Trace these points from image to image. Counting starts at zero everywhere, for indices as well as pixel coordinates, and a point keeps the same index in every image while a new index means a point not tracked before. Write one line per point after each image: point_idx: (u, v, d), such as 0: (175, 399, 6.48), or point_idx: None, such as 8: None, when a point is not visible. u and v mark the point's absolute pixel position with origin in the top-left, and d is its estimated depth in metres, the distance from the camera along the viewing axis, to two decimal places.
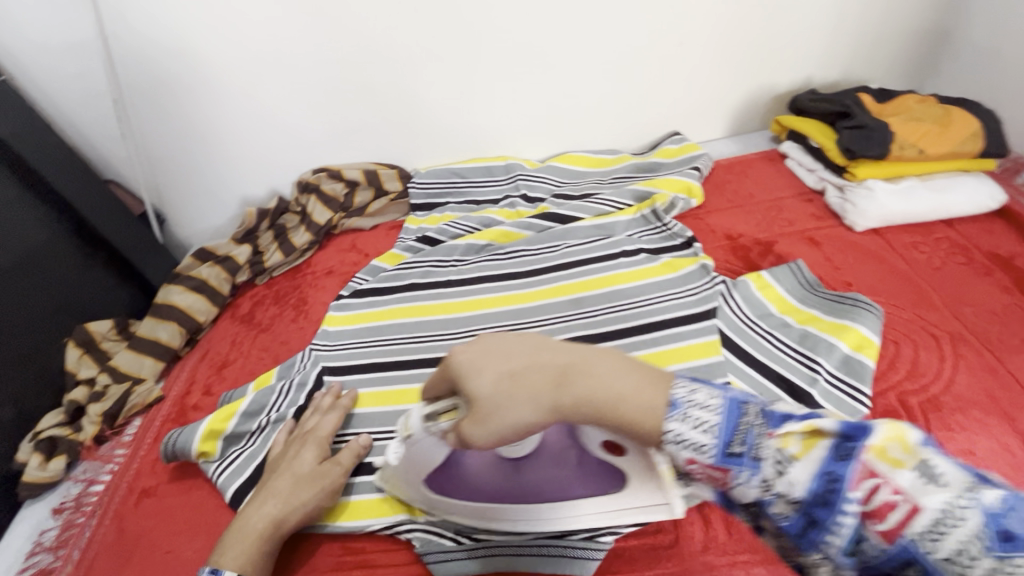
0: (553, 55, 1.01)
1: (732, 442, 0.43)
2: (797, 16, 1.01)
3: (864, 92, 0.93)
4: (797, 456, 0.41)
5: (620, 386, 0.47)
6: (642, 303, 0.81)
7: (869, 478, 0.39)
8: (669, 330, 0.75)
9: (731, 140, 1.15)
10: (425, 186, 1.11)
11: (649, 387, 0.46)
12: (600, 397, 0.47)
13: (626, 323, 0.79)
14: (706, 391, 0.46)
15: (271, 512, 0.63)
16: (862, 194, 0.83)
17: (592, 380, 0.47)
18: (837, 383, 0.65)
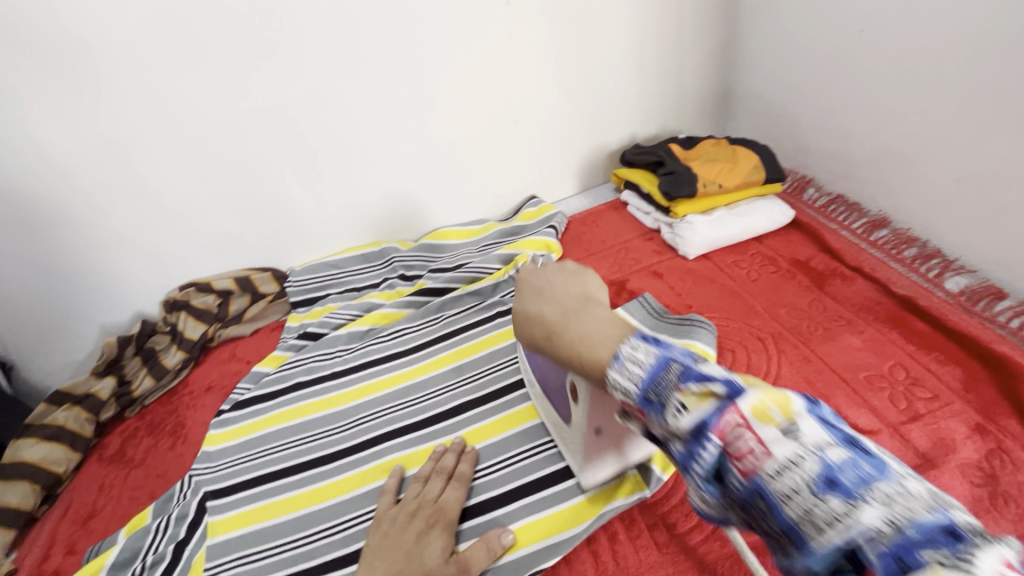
0: (404, 146, 1.10)
1: (674, 408, 0.41)
2: (609, 87, 1.18)
3: (673, 142, 1.10)
4: (693, 409, 0.39)
5: (601, 334, 0.50)
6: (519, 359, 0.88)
7: (810, 465, 0.34)
8: None
9: (582, 196, 1.28)
10: (302, 283, 1.12)
11: (613, 343, 0.49)
12: (585, 344, 0.51)
13: (507, 380, 0.86)
14: (646, 348, 0.46)
15: None
16: (686, 228, 0.96)
17: (586, 330, 0.52)
18: None
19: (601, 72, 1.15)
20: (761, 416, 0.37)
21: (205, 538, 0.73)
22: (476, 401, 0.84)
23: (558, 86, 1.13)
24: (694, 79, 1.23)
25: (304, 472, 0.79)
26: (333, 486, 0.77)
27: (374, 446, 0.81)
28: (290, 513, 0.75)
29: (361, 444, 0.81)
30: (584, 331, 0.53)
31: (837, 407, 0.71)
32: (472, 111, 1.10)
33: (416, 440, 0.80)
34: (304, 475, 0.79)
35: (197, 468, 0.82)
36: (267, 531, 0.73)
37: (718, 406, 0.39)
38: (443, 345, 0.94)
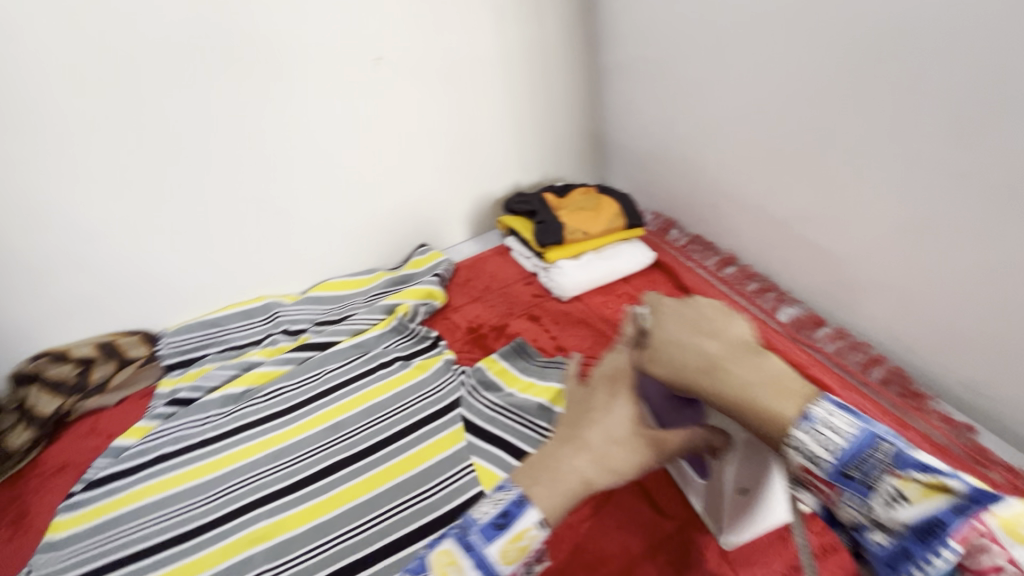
0: (282, 200, 1.10)
1: (849, 465, 0.45)
2: (489, 139, 1.24)
3: (548, 190, 1.17)
4: (914, 501, 0.42)
5: (775, 373, 0.52)
6: (396, 411, 0.88)
7: (982, 538, 0.40)
8: (422, 429, 0.84)
9: (472, 242, 1.32)
10: (176, 344, 1.07)
11: (783, 398, 0.49)
12: (758, 384, 0.51)
13: (385, 433, 0.85)
14: (844, 417, 0.46)
15: (587, 471, 0.55)
16: (556, 272, 1.02)
17: (762, 384, 0.51)
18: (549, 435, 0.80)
19: (477, 126, 1.21)
20: (1010, 530, 0.40)
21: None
22: (350, 459, 0.82)
23: (435, 140, 1.18)
24: (567, 130, 1.33)
25: (157, 554, 0.74)
26: (189, 565, 0.73)
27: (236, 517, 0.77)
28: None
29: (224, 517, 0.77)
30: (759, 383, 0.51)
31: None
32: (350, 165, 1.12)
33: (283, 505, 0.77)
34: (158, 557, 0.74)
35: (36, 562, 0.75)
36: None
37: (883, 468, 0.44)
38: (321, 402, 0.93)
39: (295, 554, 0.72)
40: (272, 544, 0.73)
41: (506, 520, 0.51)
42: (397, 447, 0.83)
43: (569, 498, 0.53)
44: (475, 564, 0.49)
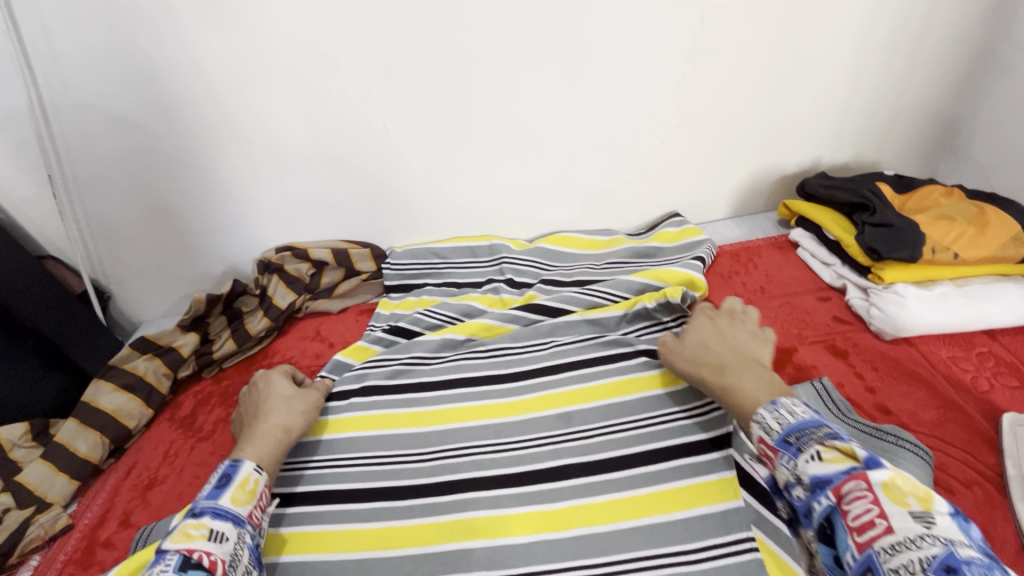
0: (543, 134, 0.94)
1: (792, 434, 0.51)
2: (807, 97, 0.94)
3: (882, 180, 0.85)
4: (827, 461, 0.47)
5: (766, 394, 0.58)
6: (637, 425, 0.72)
7: (864, 498, 0.43)
8: (670, 462, 0.68)
9: (734, 222, 1.07)
10: (401, 266, 1.01)
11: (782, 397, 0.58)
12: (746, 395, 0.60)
13: (626, 448, 0.70)
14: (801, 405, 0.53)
15: (280, 424, 0.67)
16: (891, 300, 0.73)
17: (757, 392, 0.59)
18: None
19: (802, 77, 0.92)
20: (923, 501, 0.42)
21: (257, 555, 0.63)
22: (585, 469, 0.68)
23: (741, 87, 0.92)
24: (919, 101, 0.96)
25: (373, 502, 0.68)
26: (406, 530, 0.64)
27: (456, 492, 0.68)
28: (351, 553, 0.63)
29: (445, 485, 0.68)
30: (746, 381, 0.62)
31: None
32: (632, 104, 0.92)
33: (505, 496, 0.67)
34: (371, 506, 0.67)
35: None
36: (319, 571, 0.62)
37: (814, 439, 0.49)
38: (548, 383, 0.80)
39: (519, 568, 0.60)
40: (491, 543, 0.62)
41: (225, 479, 0.58)
42: (638, 471, 0.67)
43: (272, 454, 0.64)
44: (209, 516, 0.53)
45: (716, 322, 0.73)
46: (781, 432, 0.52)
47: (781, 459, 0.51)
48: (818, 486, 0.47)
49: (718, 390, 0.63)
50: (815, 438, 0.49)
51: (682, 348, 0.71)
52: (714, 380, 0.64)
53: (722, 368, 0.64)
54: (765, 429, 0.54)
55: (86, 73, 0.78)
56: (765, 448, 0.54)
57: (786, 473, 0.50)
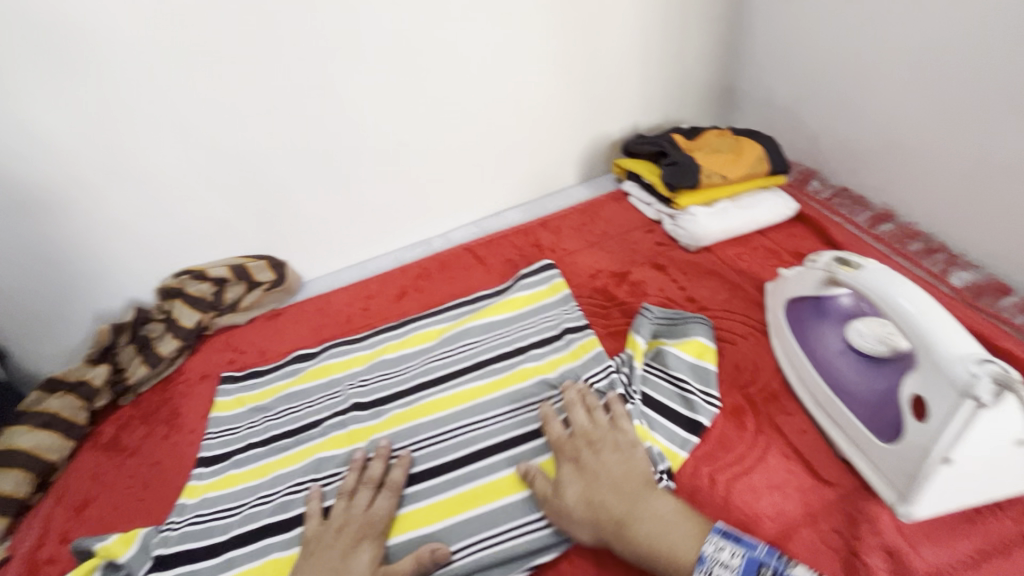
0: (406, 135, 1.08)
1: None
2: (613, 76, 1.15)
3: (677, 132, 1.08)
4: None
5: (672, 534, 0.55)
6: (515, 337, 0.88)
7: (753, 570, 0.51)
8: (544, 349, 0.85)
9: (583, 187, 1.27)
10: (242, 386, 0.94)
11: (689, 536, 0.55)
12: (659, 545, 0.55)
13: (513, 350, 0.86)
14: (731, 548, 0.53)
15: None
16: (687, 220, 0.95)
17: (659, 525, 0.56)
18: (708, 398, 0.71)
19: (604, 62, 1.13)
20: None
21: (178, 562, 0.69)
22: (477, 373, 0.84)
23: (561, 74, 1.11)
24: (698, 69, 1.22)
25: (283, 533, 0.71)
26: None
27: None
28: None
29: None
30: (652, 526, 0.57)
31: None
32: (475, 98, 1.08)
33: (429, 457, 0.75)
34: (301, 466, 0.78)
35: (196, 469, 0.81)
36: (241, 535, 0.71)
37: None
38: (424, 344, 0.93)
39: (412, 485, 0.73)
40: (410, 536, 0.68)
41: None
42: (510, 392, 0.81)
43: None
44: None
45: (574, 484, 0.62)
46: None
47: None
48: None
49: (620, 548, 0.57)
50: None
51: (573, 516, 0.60)
52: (634, 540, 0.56)
53: (620, 527, 0.57)
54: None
55: None
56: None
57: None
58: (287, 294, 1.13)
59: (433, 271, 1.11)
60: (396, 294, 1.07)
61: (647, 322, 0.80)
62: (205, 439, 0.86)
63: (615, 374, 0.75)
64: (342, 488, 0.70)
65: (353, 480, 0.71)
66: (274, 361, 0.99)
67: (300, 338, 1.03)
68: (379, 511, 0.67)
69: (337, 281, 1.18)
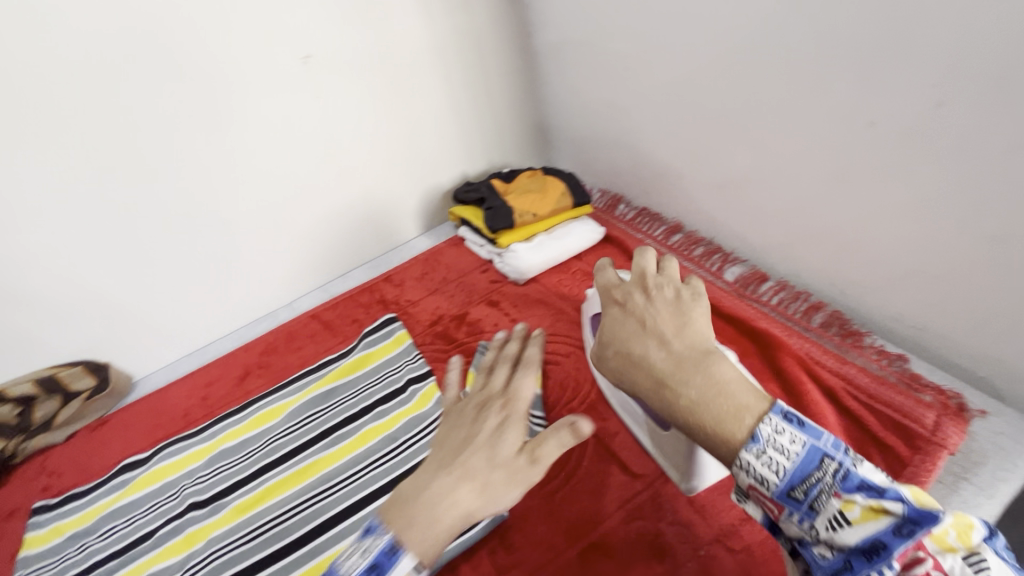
0: (225, 213, 1.05)
1: (795, 485, 0.38)
2: (430, 132, 1.23)
3: (496, 177, 1.17)
4: (857, 523, 0.36)
5: (730, 395, 0.42)
6: (360, 397, 0.89)
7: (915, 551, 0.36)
8: (390, 403, 0.86)
9: (426, 236, 1.32)
10: (56, 514, 0.84)
11: (746, 401, 0.42)
12: (708, 405, 0.42)
13: (357, 410, 0.87)
14: (791, 431, 0.39)
15: (466, 500, 0.48)
16: (510, 257, 1.04)
17: (705, 390, 0.43)
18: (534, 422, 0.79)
19: (418, 120, 1.20)
20: (939, 541, 0.37)
21: None
22: (323, 443, 0.83)
23: (379, 137, 1.16)
24: (511, 118, 1.33)
25: None
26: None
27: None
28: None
29: None
30: (706, 387, 0.43)
31: None
32: (294, 169, 1.09)
33: (273, 542, 0.73)
34: None
35: None
36: None
37: (827, 488, 0.37)
38: (269, 423, 0.89)
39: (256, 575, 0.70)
40: None
41: None
42: (352, 457, 0.80)
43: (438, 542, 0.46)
44: None
45: (661, 326, 0.52)
46: (781, 482, 0.38)
47: (788, 515, 0.39)
48: (868, 558, 0.36)
49: (657, 405, 0.46)
50: (830, 488, 0.37)
51: (608, 365, 0.54)
52: (672, 396, 0.45)
53: (660, 380, 0.46)
54: (756, 476, 0.39)
55: None
56: (757, 494, 0.40)
57: (795, 528, 0.39)
58: (115, 397, 1.04)
59: (279, 344, 1.08)
60: (239, 375, 1.03)
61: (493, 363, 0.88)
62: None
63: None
64: (476, 368, 0.70)
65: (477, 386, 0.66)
66: (100, 476, 0.90)
67: (130, 444, 0.95)
68: (483, 397, 0.60)
69: (175, 372, 1.11)
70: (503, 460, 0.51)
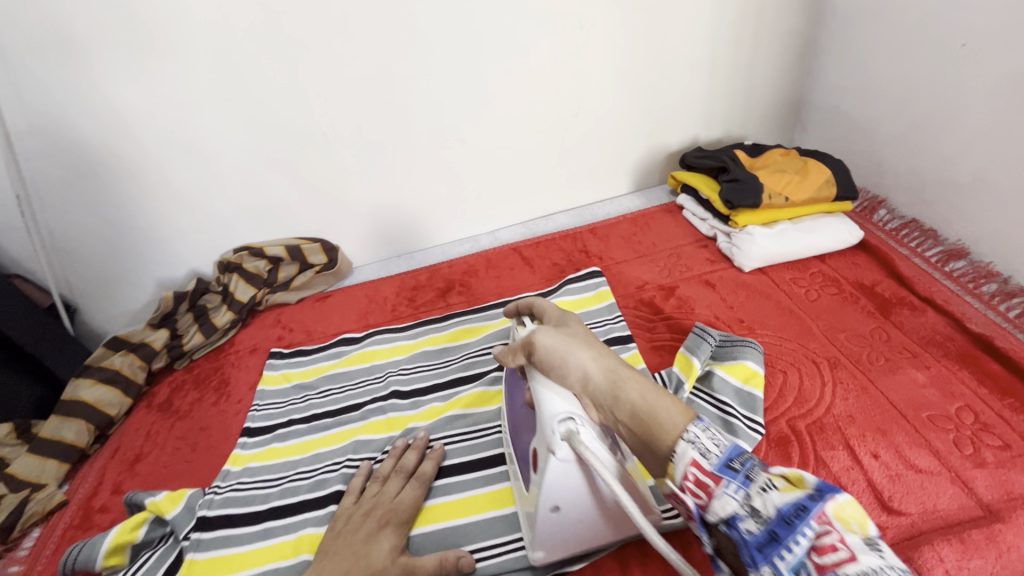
0: (467, 130, 1.09)
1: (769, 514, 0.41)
2: (677, 85, 1.13)
3: (739, 148, 1.05)
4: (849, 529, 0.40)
5: (660, 405, 0.50)
6: None
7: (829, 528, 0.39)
8: None
9: (636, 196, 1.26)
10: (288, 361, 0.98)
11: (673, 410, 0.49)
12: (640, 404, 0.51)
13: None
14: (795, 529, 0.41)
15: None
16: (744, 238, 0.93)
17: (645, 396, 0.51)
18: (750, 423, 0.68)
19: (669, 70, 1.11)
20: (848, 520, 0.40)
21: (217, 525, 0.72)
22: None
23: (625, 79, 1.10)
24: (765, 84, 1.19)
25: (319, 510, 0.73)
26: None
27: None
28: (309, 554, 0.68)
29: None
30: (645, 395, 0.51)
31: (895, 445, 0.65)
32: (537, 99, 1.08)
33: (462, 452, 0.77)
34: (339, 447, 0.81)
35: (243, 437, 0.85)
36: (282, 508, 0.74)
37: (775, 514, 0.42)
38: (467, 339, 0.94)
39: (446, 478, 0.74)
40: (444, 528, 0.69)
41: None
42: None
43: None
44: None
45: (597, 347, 0.57)
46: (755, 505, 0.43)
47: (724, 487, 0.43)
48: (789, 524, 0.39)
49: (606, 402, 0.53)
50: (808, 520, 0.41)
51: (562, 356, 0.56)
52: (616, 400, 0.52)
53: (614, 374, 0.53)
54: (736, 493, 0.44)
55: (41, 101, 0.88)
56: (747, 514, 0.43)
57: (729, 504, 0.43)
58: (335, 277, 1.17)
59: (479, 269, 1.12)
60: (442, 288, 1.09)
61: (707, 345, 0.76)
62: (252, 410, 0.90)
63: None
64: (377, 473, 0.73)
65: (388, 466, 0.73)
66: (321, 341, 1.02)
67: (346, 322, 1.06)
68: (404, 500, 0.68)
69: (384, 269, 1.20)
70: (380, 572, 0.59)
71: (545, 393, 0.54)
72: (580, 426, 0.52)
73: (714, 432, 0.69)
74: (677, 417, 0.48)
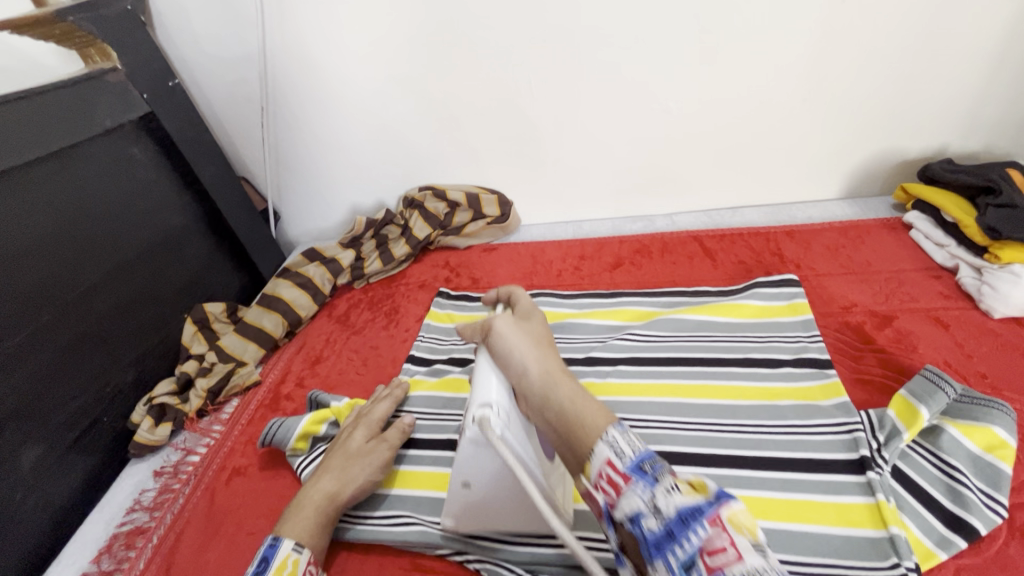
0: (674, 102, 1.01)
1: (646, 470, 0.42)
2: (942, 80, 0.94)
3: (1013, 167, 0.86)
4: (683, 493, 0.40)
5: (581, 409, 0.50)
6: (736, 341, 0.81)
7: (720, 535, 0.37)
8: (780, 369, 0.75)
9: (846, 203, 1.10)
10: (455, 304, 1.01)
11: (598, 412, 0.49)
12: (563, 415, 0.50)
13: (732, 353, 0.79)
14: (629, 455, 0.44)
15: (327, 487, 0.65)
16: (1005, 278, 0.76)
17: (573, 398, 0.51)
18: (983, 499, 0.57)
19: (938, 61, 0.92)
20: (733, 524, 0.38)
21: None
22: (690, 363, 0.79)
23: (877, 65, 0.94)
24: None
25: None
26: None
27: None
28: None
29: None
30: (571, 406, 0.50)
31: None
32: (761, 77, 0.97)
33: None
34: None
35: (410, 365, 0.90)
36: (438, 442, 0.77)
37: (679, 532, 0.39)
38: (635, 322, 0.90)
39: None
40: None
41: None
42: (712, 404, 0.72)
43: (313, 518, 0.63)
44: None
45: (544, 350, 0.57)
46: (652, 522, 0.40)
47: (633, 487, 0.42)
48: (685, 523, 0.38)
49: (541, 397, 0.53)
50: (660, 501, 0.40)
51: (511, 351, 0.56)
52: (547, 402, 0.52)
53: (551, 380, 0.53)
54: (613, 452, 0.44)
55: (293, 25, 0.96)
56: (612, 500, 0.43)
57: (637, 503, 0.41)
58: (503, 231, 1.17)
59: (653, 250, 1.05)
60: (611, 263, 1.05)
61: (943, 396, 0.63)
62: (417, 342, 0.95)
63: (863, 433, 0.64)
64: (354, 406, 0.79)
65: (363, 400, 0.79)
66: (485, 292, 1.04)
67: (510, 278, 1.06)
68: (375, 410, 0.75)
69: (552, 232, 1.19)
70: (361, 455, 0.68)
71: (484, 378, 0.56)
72: (495, 416, 0.52)
73: (934, 497, 0.59)
74: (595, 422, 0.47)
